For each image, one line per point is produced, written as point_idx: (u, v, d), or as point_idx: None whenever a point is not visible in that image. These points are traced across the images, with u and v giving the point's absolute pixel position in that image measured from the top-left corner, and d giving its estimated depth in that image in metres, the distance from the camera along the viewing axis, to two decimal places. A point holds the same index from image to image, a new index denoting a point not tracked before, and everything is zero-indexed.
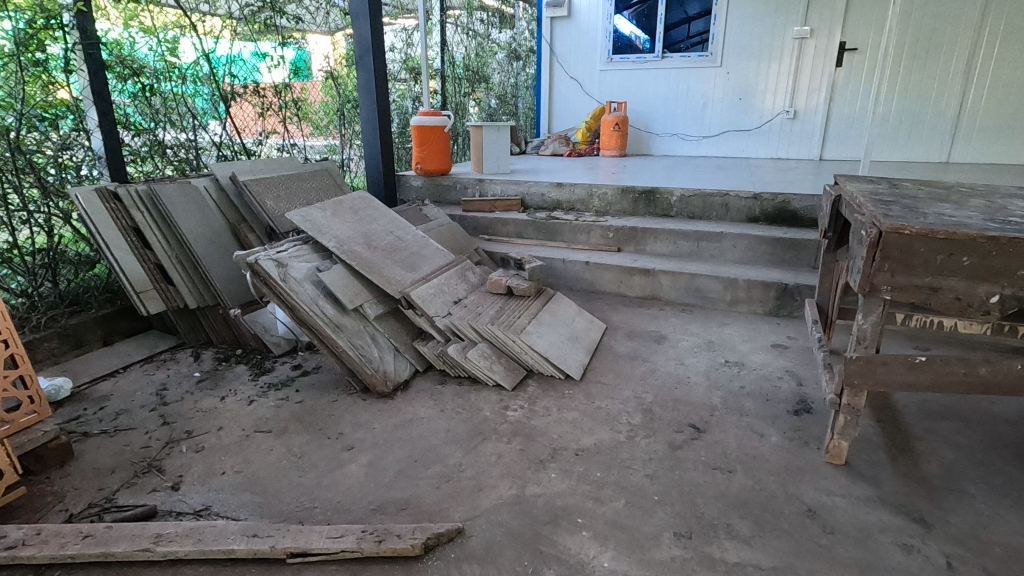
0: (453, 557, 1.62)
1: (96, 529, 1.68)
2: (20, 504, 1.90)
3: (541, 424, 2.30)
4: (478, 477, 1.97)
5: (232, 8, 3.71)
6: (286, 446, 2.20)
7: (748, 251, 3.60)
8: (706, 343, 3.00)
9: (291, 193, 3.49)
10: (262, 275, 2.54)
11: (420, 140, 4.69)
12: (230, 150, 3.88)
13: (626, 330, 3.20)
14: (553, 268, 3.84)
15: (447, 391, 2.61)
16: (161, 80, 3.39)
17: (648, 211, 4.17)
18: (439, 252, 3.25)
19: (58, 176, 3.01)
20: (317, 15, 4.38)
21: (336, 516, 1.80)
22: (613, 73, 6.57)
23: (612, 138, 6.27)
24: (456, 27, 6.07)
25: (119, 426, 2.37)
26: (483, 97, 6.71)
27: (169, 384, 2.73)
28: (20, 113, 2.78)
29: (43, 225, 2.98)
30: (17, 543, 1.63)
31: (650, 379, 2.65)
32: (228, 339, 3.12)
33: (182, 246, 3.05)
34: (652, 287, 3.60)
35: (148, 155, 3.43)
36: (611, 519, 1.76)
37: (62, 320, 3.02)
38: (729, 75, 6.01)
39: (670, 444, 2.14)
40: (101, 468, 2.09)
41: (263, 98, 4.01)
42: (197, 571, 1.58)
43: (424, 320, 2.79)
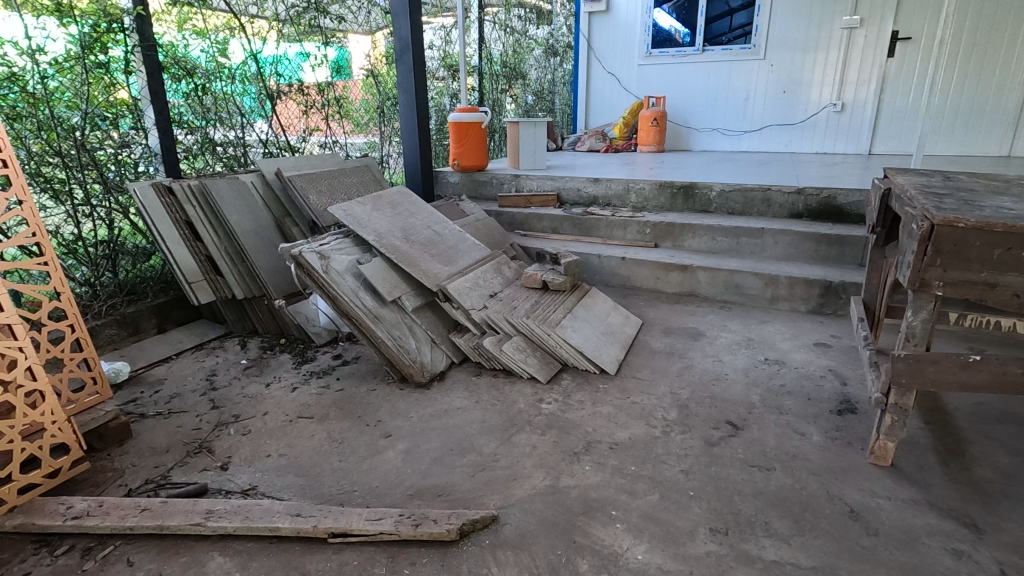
0: (488, 544, 1.65)
1: (153, 503, 1.78)
2: (85, 477, 2.03)
3: (576, 417, 2.31)
4: (512, 467, 2.00)
5: (279, 10, 3.83)
6: (327, 431, 2.27)
7: (791, 247, 3.51)
8: (745, 340, 2.95)
9: (332, 188, 3.59)
10: (306, 267, 2.63)
11: (458, 137, 4.74)
12: (275, 147, 4.02)
13: (662, 326, 3.17)
14: (588, 264, 3.83)
15: (482, 382, 2.64)
16: (212, 80, 3.54)
17: (686, 206, 4.10)
18: (475, 247, 3.29)
19: (118, 172, 3.19)
20: (358, 15, 4.48)
21: (375, 500, 1.85)
22: (651, 68, 6.48)
23: (650, 133, 6.19)
24: (494, 24, 6.12)
25: (173, 408, 2.49)
26: (520, 94, 6.74)
27: (218, 370, 2.85)
28: (85, 113, 2.96)
29: (104, 218, 3.16)
30: (82, 513, 1.75)
31: (686, 375, 2.62)
32: (272, 329, 3.23)
33: (231, 239, 3.17)
34: (690, 283, 3.54)
35: (199, 151, 3.60)
36: (645, 512, 1.76)
37: (121, 308, 3.20)
38: (773, 68, 5.84)
39: (706, 440, 2.12)
40: (156, 447, 2.21)
41: (307, 96, 4.12)
42: (244, 547, 1.66)
43: (460, 313, 2.82)
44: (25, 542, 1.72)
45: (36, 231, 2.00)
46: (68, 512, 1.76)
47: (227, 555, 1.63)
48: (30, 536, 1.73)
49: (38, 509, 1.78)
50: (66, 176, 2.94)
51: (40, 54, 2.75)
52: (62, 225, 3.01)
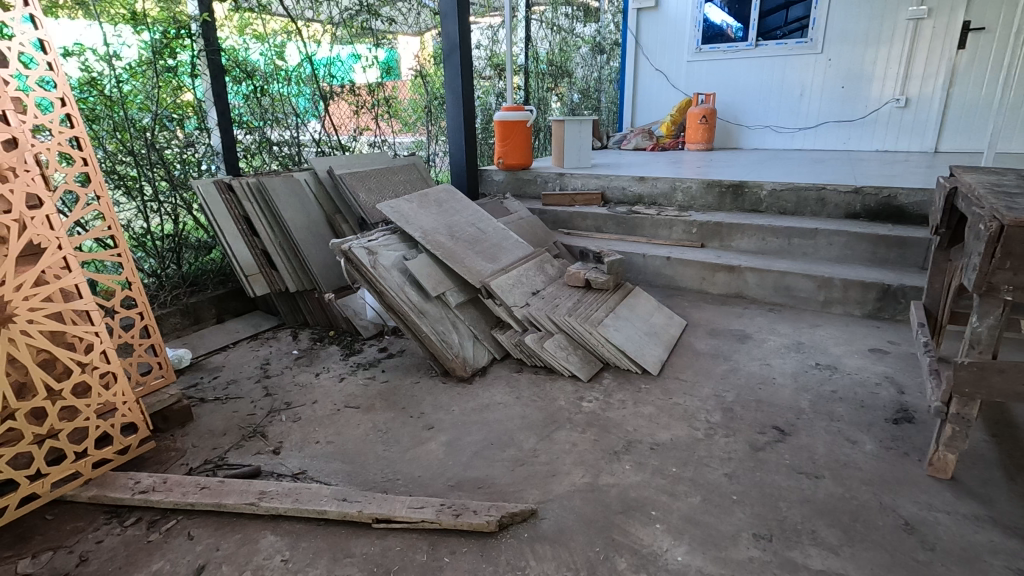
0: (527, 537, 1.67)
1: (211, 482, 1.89)
2: (150, 455, 2.17)
3: (616, 416, 2.30)
4: (552, 464, 2.01)
5: (333, 13, 3.96)
6: (372, 421, 2.35)
7: (846, 248, 3.37)
8: (794, 344, 2.85)
9: (381, 186, 3.69)
10: (355, 262, 2.72)
11: (503, 135, 4.78)
12: (328, 146, 4.15)
13: (707, 328, 3.11)
14: (632, 264, 3.79)
15: (523, 378, 2.67)
16: (270, 81, 3.71)
17: (735, 205, 4.00)
18: (519, 244, 3.32)
19: (183, 170, 3.38)
20: (408, 16, 4.59)
21: (417, 489, 1.90)
22: (701, 65, 6.34)
23: (698, 131, 6.05)
24: (540, 22, 6.14)
25: (230, 394, 2.63)
26: (566, 92, 6.73)
27: (272, 359, 2.99)
28: (155, 114, 3.15)
29: (170, 213, 3.35)
30: (148, 488, 1.87)
31: (731, 378, 2.56)
32: (322, 321, 3.35)
33: (285, 234, 3.30)
34: (737, 284, 3.45)
35: (257, 151, 3.76)
36: (686, 514, 1.73)
37: (184, 298, 3.39)
38: (831, 62, 5.61)
39: (751, 445, 2.07)
40: (214, 430, 2.33)
41: (358, 97, 4.25)
42: (294, 527, 1.74)
43: (503, 310, 2.85)
44: (97, 512, 1.85)
45: (111, 225, 2.16)
46: (136, 487, 1.89)
47: (279, 534, 1.71)
48: (102, 507, 1.87)
49: (110, 483, 1.92)
50: (137, 173, 3.14)
51: (117, 60, 2.95)
52: (133, 220, 3.21)
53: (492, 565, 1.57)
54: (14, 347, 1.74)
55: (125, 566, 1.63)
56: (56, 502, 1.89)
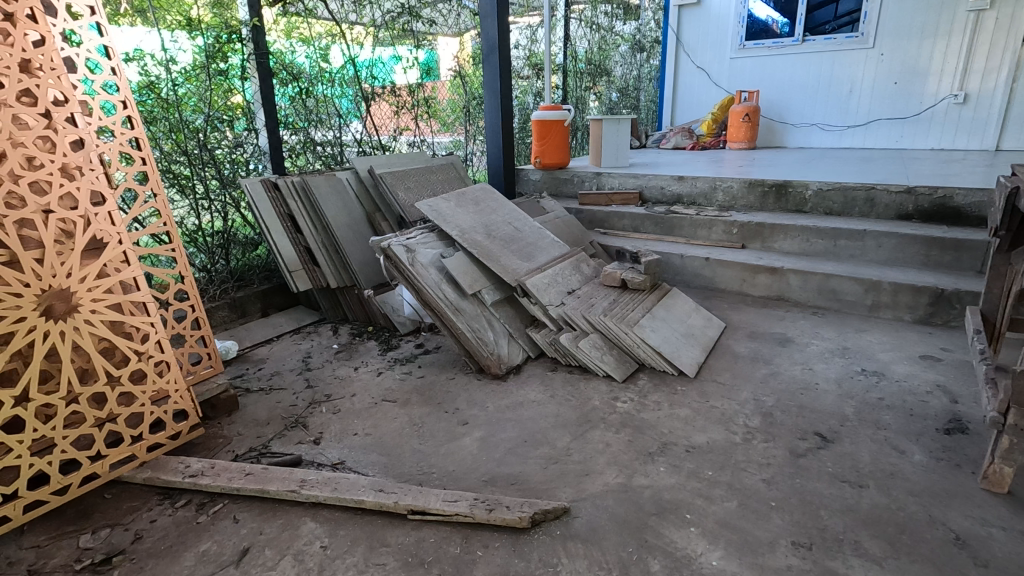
0: (559, 534, 1.67)
1: (255, 469, 1.97)
2: (199, 441, 2.28)
3: (651, 417, 2.28)
4: (586, 463, 2.01)
5: (375, 15, 4.06)
6: (408, 415, 2.39)
7: (896, 251, 3.24)
8: (839, 348, 2.76)
9: (419, 185, 3.75)
10: (393, 259, 2.79)
11: (540, 135, 4.78)
12: (369, 146, 4.25)
13: (747, 330, 3.04)
14: (670, 264, 3.74)
15: (557, 377, 2.67)
16: (315, 83, 3.82)
17: (778, 206, 3.89)
18: (555, 244, 3.31)
19: (232, 170, 3.52)
20: (448, 18, 4.67)
21: (451, 483, 1.94)
22: (745, 61, 6.19)
23: (740, 129, 5.91)
24: (579, 21, 6.12)
25: (273, 385, 2.73)
26: (604, 91, 6.69)
27: (313, 353, 3.08)
28: (208, 116, 3.29)
29: (220, 210, 3.50)
30: (198, 473, 1.97)
31: (772, 382, 2.50)
32: (361, 317, 3.44)
33: (327, 232, 3.39)
34: (779, 286, 3.36)
35: (301, 151, 3.88)
36: (722, 519, 1.70)
37: (232, 292, 3.53)
38: (883, 57, 5.39)
39: (791, 451, 2.01)
40: (258, 419, 2.43)
41: (398, 97, 4.33)
42: (333, 515, 1.79)
43: (538, 309, 2.86)
44: (151, 493, 1.96)
45: (166, 222, 2.27)
46: (186, 471, 1.98)
47: (318, 522, 1.77)
48: (155, 489, 1.97)
49: (163, 466, 2.02)
50: (190, 172, 3.28)
51: (173, 65, 3.10)
52: (186, 217, 3.37)
53: (524, 560, 1.59)
54: (78, 336, 1.86)
55: (176, 545, 1.71)
56: (114, 482, 2.01)
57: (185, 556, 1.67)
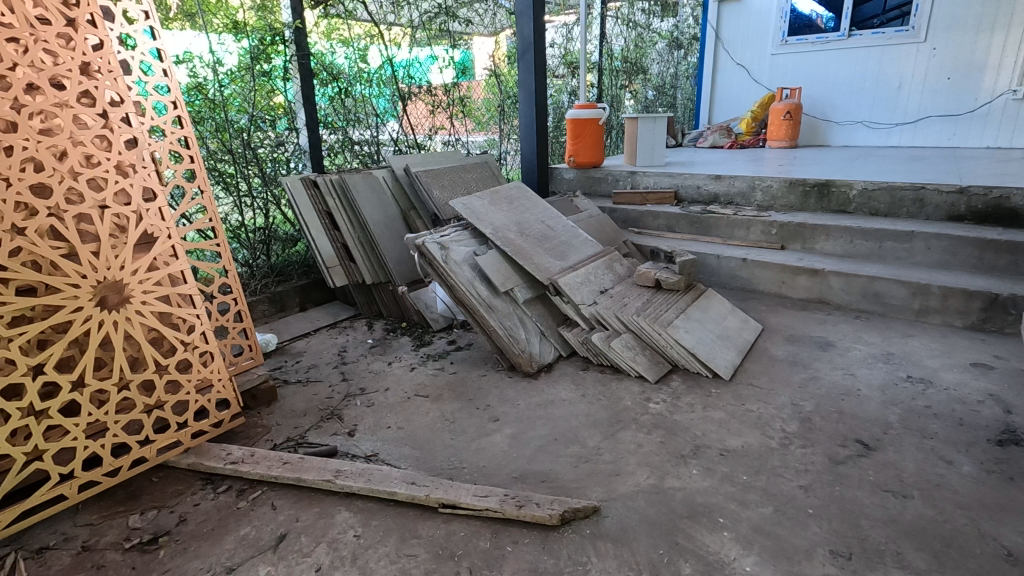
0: (589, 533, 1.67)
1: (293, 458, 2.03)
2: (240, 429, 2.36)
3: (684, 419, 2.24)
4: (616, 463, 2.00)
5: (413, 16, 4.12)
6: (440, 410, 2.42)
7: (947, 253, 3.11)
8: (883, 354, 2.66)
9: (453, 184, 3.79)
10: (427, 256, 2.83)
11: (575, 133, 4.76)
12: (405, 145, 4.32)
13: (785, 333, 2.96)
14: (706, 264, 3.67)
15: (589, 377, 2.66)
16: (354, 83, 3.90)
17: (820, 206, 3.78)
18: (588, 244, 3.30)
19: (274, 168, 3.63)
20: (484, 17, 4.71)
21: (482, 478, 1.95)
22: (786, 58, 6.03)
23: (781, 128, 5.76)
24: (616, 19, 6.09)
25: (311, 377, 2.80)
26: (640, 89, 6.63)
27: (348, 347, 3.15)
28: (251, 116, 3.40)
29: (261, 208, 3.61)
30: (238, 460, 2.04)
31: (811, 387, 2.43)
32: (395, 313, 3.49)
33: (363, 229, 3.46)
34: (820, 289, 3.26)
35: (340, 150, 3.96)
36: (756, 524, 1.67)
37: (272, 287, 3.64)
38: (935, 52, 5.16)
39: (831, 458, 1.96)
40: (296, 410, 2.50)
41: (434, 97, 4.38)
42: (366, 506, 1.83)
43: (570, 307, 2.85)
44: (194, 478, 2.04)
45: (212, 218, 2.35)
46: (228, 458, 2.06)
47: (352, 512, 1.81)
48: (198, 474, 2.05)
49: (206, 453, 2.10)
50: (235, 170, 3.40)
51: (220, 67, 3.22)
52: (230, 214, 3.49)
53: (553, 558, 1.59)
54: (129, 325, 1.96)
55: (217, 528, 1.78)
56: (161, 466, 2.10)
57: (226, 539, 1.73)
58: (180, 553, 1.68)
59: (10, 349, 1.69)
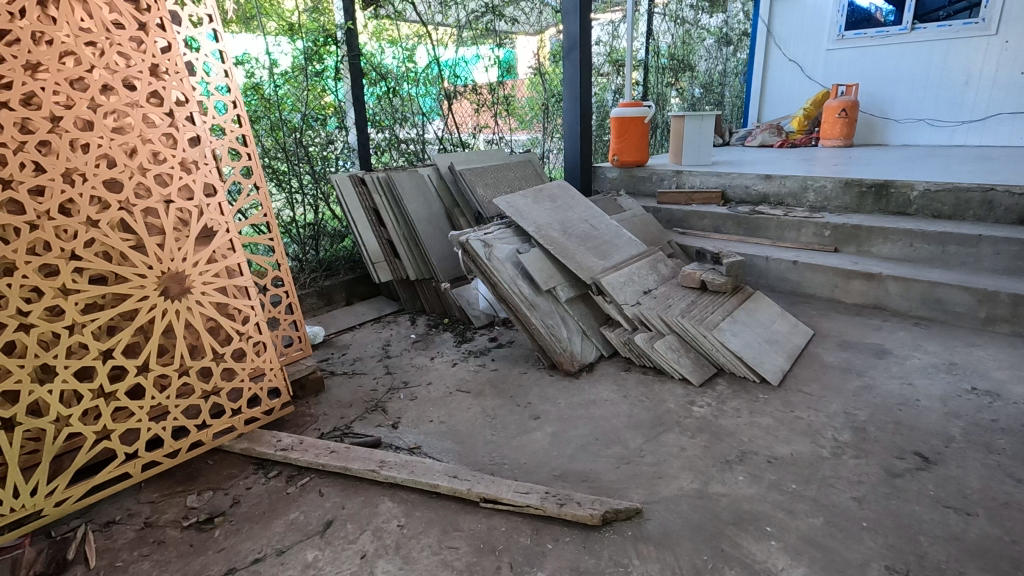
0: (631, 535, 1.65)
1: (339, 447, 2.09)
2: (289, 418, 2.44)
3: (730, 424, 2.19)
4: (659, 465, 1.97)
5: (460, 16, 4.16)
6: (482, 406, 2.44)
7: (1017, 259, 2.93)
8: (945, 364, 2.53)
9: (497, 182, 3.81)
10: (471, 254, 2.86)
11: (619, 132, 4.71)
12: (450, 143, 4.38)
13: (838, 339, 2.85)
14: (754, 266, 3.57)
15: (631, 378, 2.63)
16: (402, 83, 3.97)
17: (877, 207, 3.61)
18: (632, 243, 3.26)
19: (324, 166, 3.73)
20: (530, 16, 4.70)
21: (523, 475, 1.96)
22: (843, 53, 5.79)
23: (835, 126, 5.53)
24: (664, 16, 6.01)
25: (356, 370, 2.87)
26: (687, 87, 6.53)
27: (392, 341, 3.21)
28: (304, 115, 3.51)
29: (311, 204, 3.72)
30: (288, 446, 2.11)
31: (865, 396, 2.33)
32: (438, 309, 3.54)
33: (408, 225, 3.52)
34: (876, 294, 3.12)
35: (386, 148, 4.04)
36: (806, 535, 1.62)
37: (320, 281, 3.75)
38: (1007, 45, 4.86)
39: (886, 470, 1.87)
40: (342, 401, 2.56)
41: (479, 95, 4.43)
42: (409, 497, 1.87)
43: (613, 307, 2.82)
44: (247, 463, 2.12)
45: (267, 213, 2.44)
46: (279, 444, 2.13)
47: (395, 502, 1.85)
48: (250, 459, 2.14)
49: (258, 439, 2.18)
50: (287, 167, 3.53)
51: (275, 67, 3.34)
52: (282, 210, 3.62)
53: (594, 558, 1.58)
54: (189, 314, 2.06)
55: (269, 512, 1.85)
56: (217, 450, 2.20)
57: (276, 522, 1.80)
58: (234, 534, 1.76)
59: (84, 334, 1.81)
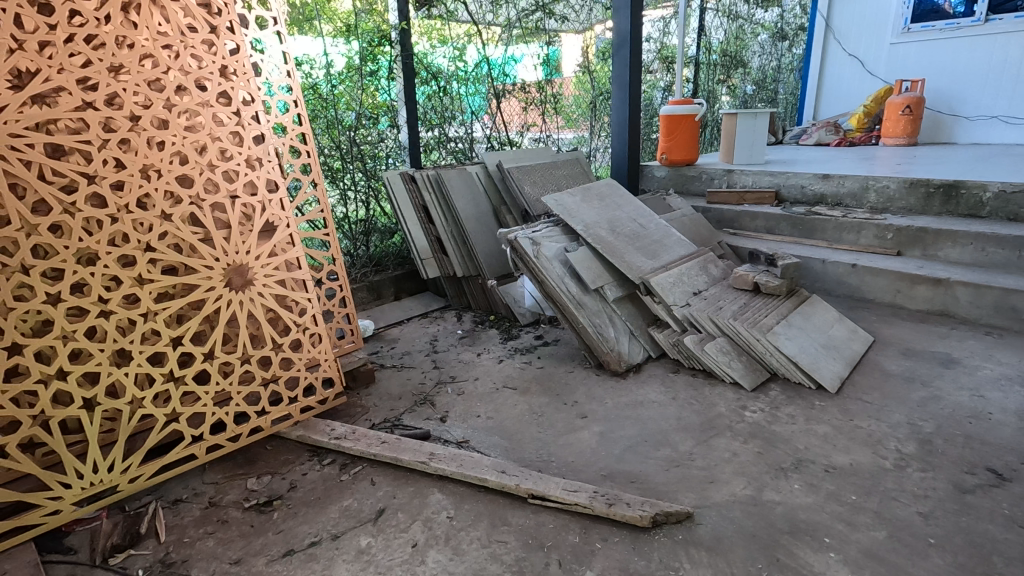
0: (681, 539, 1.63)
1: (390, 438, 2.14)
2: (342, 408, 2.51)
3: (784, 431, 2.13)
4: (710, 470, 1.93)
5: (511, 14, 4.18)
6: (528, 403, 2.46)
7: None
8: (1020, 376, 2.38)
9: (544, 180, 3.81)
10: (520, 251, 2.87)
11: (669, 130, 4.63)
12: (498, 142, 4.41)
13: (900, 347, 2.72)
14: (809, 269, 3.45)
15: (680, 380, 2.59)
16: (452, 82, 4.01)
17: (945, 209, 3.43)
18: (682, 243, 3.20)
19: (376, 163, 3.82)
20: (580, 13, 4.69)
21: (570, 473, 1.96)
22: (907, 47, 5.52)
23: (898, 124, 5.27)
24: (716, 11, 5.93)
25: (405, 363, 2.93)
26: (738, 84, 6.38)
27: (439, 336, 3.26)
28: (358, 113, 3.60)
29: (363, 201, 3.82)
30: (342, 435, 2.18)
31: (932, 407, 2.22)
32: (484, 306, 3.57)
33: (456, 223, 3.55)
34: (943, 299, 2.97)
35: (435, 146, 4.10)
36: (867, 548, 1.56)
37: (370, 276, 3.85)
38: None
39: (955, 485, 1.78)
40: (392, 394, 2.63)
41: (527, 93, 4.44)
42: (458, 490, 1.90)
43: (662, 308, 2.79)
44: (303, 450, 2.20)
45: (324, 209, 2.51)
46: (332, 433, 2.20)
47: (445, 494, 1.88)
48: (306, 446, 2.21)
49: (313, 427, 2.26)
50: (342, 164, 3.63)
51: (330, 68, 3.43)
52: (336, 206, 3.72)
53: (644, 560, 1.56)
54: (252, 305, 2.15)
55: (324, 498, 1.91)
56: (274, 436, 2.29)
57: (331, 508, 1.86)
58: (291, 517, 1.83)
59: (157, 321, 1.91)
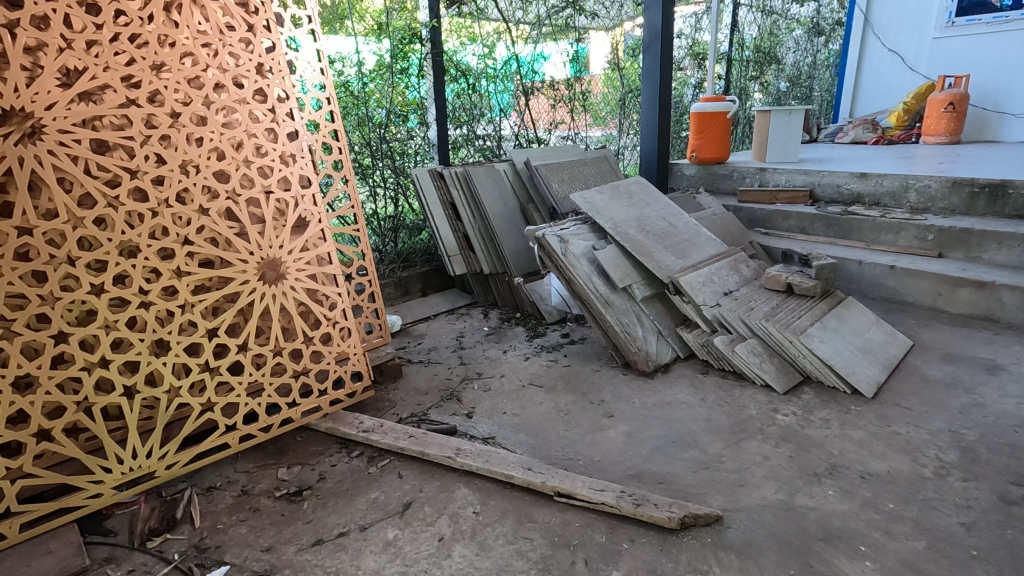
0: (710, 542, 1.60)
1: (417, 432, 2.16)
2: (370, 401, 2.54)
3: (818, 435, 2.08)
4: (740, 473, 1.90)
5: (540, 12, 4.18)
6: (555, 401, 2.45)
7: None
8: None
9: (572, 177, 3.79)
10: (547, 248, 2.86)
11: (699, 128, 4.55)
12: (526, 140, 4.40)
13: (941, 352, 2.63)
14: (845, 270, 3.36)
15: (709, 381, 2.55)
16: (481, 79, 4.02)
17: (991, 210, 3.29)
18: (712, 243, 3.14)
19: (405, 160, 3.85)
20: (611, 10, 4.67)
21: (597, 472, 1.95)
22: (951, 42, 5.31)
23: (940, 121, 5.08)
24: (750, 8, 5.86)
25: (431, 359, 2.96)
26: (771, 81, 6.27)
27: (465, 333, 3.28)
28: (388, 110, 3.63)
29: (392, 197, 3.85)
30: (370, 428, 2.21)
31: (975, 415, 2.13)
32: (510, 303, 3.58)
33: (483, 220, 3.55)
34: (988, 303, 2.85)
35: (463, 143, 4.11)
36: (905, 558, 1.51)
37: (398, 272, 3.89)
38: None
39: (1000, 496, 1.71)
40: (419, 388, 2.65)
41: (556, 91, 4.42)
42: (484, 485, 1.90)
43: (691, 308, 2.75)
44: (332, 441, 2.23)
45: (354, 205, 2.54)
46: (361, 426, 2.23)
47: (471, 489, 1.89)
48: (335, 438, 2.25)
49: (341, 420, 2.29)
50: (371, 161, 3.67)
51: (361, 66, 3.47)
52: (365, 202, 3.77)
53: (672, 562, 1.54)
54: (284, 298, 2.19)
55: (352, 489, 1.94)
56: (304, 427, 2.33)
57: (359, 500, 1.88)
58: (321, 507, 1.86)
59: (194, 313, 1.96)
